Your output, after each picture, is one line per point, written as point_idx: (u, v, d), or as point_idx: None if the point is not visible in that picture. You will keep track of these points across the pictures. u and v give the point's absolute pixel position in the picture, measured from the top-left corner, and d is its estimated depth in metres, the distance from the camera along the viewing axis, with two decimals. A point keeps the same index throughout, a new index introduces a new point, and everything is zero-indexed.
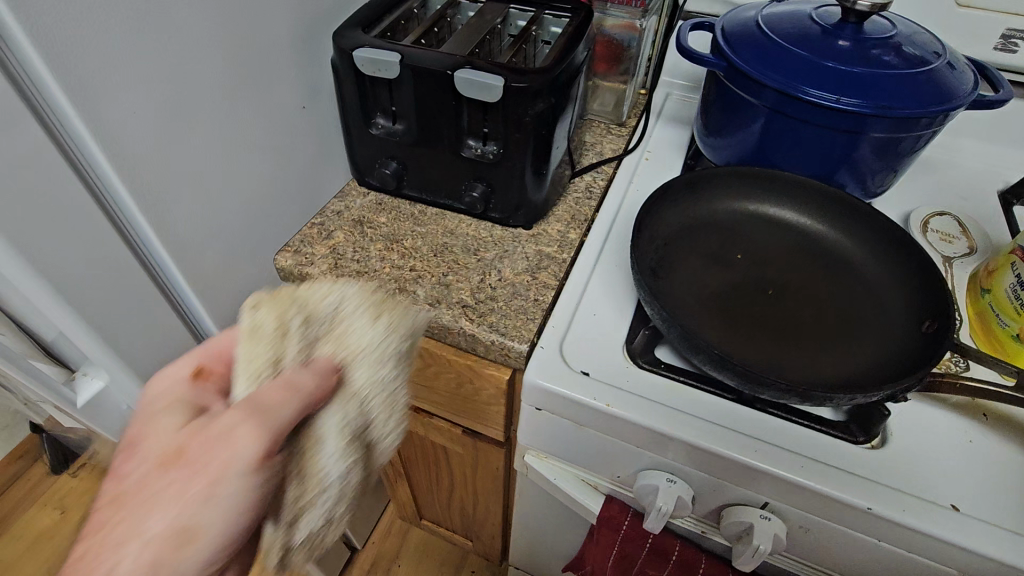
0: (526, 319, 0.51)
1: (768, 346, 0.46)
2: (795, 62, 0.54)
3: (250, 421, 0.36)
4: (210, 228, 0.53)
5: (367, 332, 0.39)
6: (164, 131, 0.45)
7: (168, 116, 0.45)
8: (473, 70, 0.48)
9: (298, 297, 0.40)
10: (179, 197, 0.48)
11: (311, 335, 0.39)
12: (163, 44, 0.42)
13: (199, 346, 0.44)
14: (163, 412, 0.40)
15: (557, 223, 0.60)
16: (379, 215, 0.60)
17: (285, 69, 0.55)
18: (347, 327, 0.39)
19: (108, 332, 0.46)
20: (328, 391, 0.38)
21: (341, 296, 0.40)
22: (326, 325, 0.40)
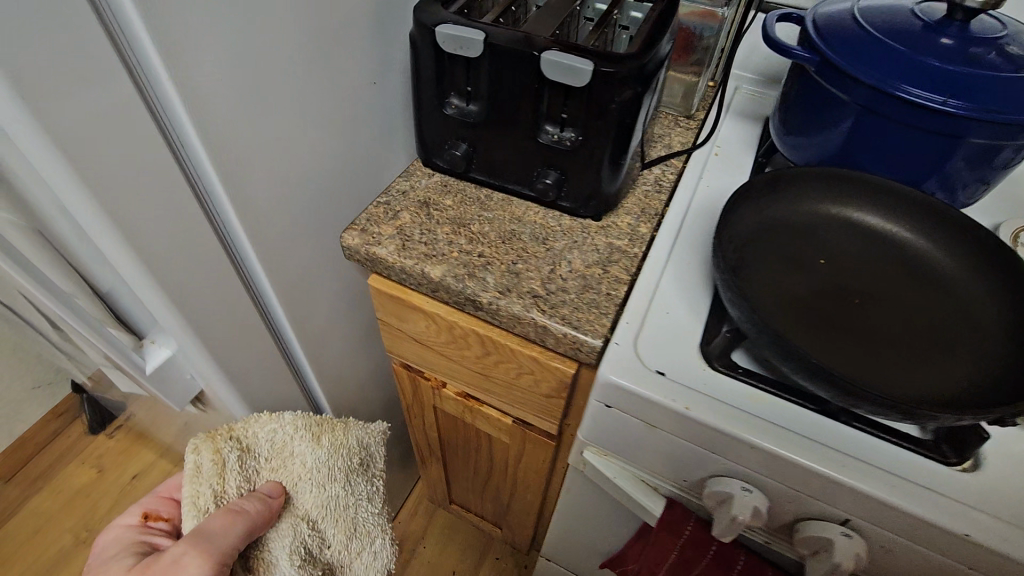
0: (599, 313, 0.50)
1: (855, 358, 0.45)
2: (896, 58, 0.51)
3: (197, 548, 0.52)
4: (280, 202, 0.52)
5: (305, 450, 0.64)
6: (246, 99, 0.44)
7: (251, 83, 0.44)
8: (563, 53, 0.46)
9: (233, 436, 0.59)
10: (253, 168, 0.47)
11: (251, 465, 0.61)
12: (253, 10, 0.41)
13: (142, 499, 0.65)
14: (116, 558, 0.57)
15: (627, 215, 0.58)
16: (445, 197, 0.59)
17: (362, 44, 0.54)
18: (289, 450, 0.63)
19: (182, 302, 0.46)
20: (266, 515, 0.58)
21: (278, 423, 0.62)
22: (267, 448, 0.62)
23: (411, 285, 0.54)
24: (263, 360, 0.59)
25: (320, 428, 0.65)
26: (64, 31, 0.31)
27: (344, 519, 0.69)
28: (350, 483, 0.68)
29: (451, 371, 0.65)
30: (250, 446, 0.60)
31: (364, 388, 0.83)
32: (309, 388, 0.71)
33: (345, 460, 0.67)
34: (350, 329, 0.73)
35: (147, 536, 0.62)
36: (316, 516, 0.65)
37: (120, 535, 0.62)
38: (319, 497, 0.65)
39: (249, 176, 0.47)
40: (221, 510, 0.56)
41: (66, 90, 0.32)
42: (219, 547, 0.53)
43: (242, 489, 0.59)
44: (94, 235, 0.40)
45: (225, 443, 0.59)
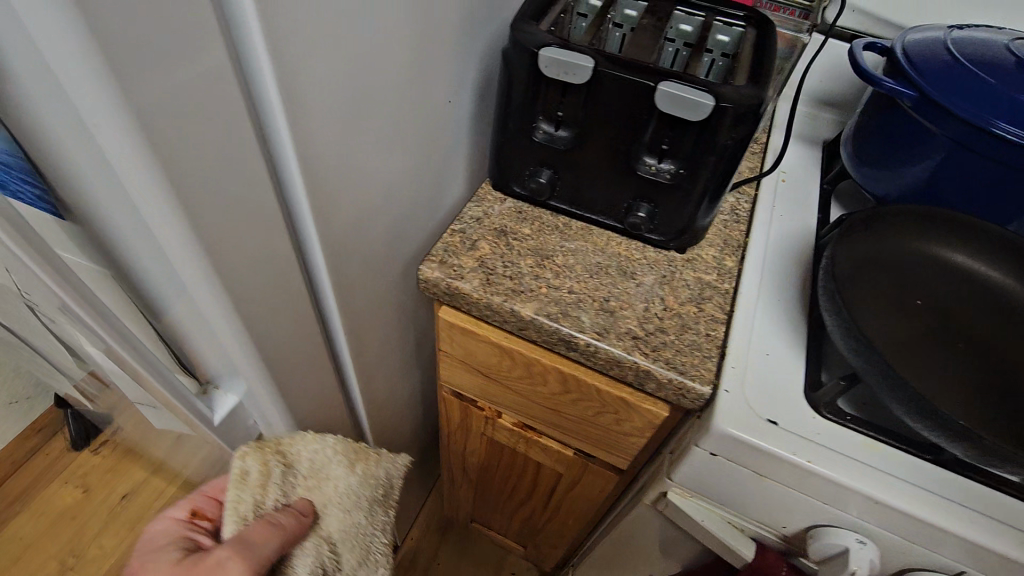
0: (702, 356, 0.48)
1: (977, 406, 0.44)
2: (996, 94, 0.50)
3: (235, 556, 0.44)
4: (360, 234, 0.48)
5: (341, 474, 0.52)
6: (348, 132, 0.39)
7: (354, 115, 0.39)
8: (681, 83, 0.43)
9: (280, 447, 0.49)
10: (344, 204, 0.43)
11: (286, 481, 0.50)
12: (366, 37, 0.36)
13: (193, 492, 0.56)
14: (161, 549, 0.49)
15: (711, 247, 0.56)
16: (522, 225, 0.55)
17: (448, 62, 0.50)
18: (326, 471, 0.52)
19: (266, 351, 0.41)
20: (297, 535, 0.48)
21: (321, 444, 0.51)
22: (306, 467, 0.51)
23: (495, 321, 0.51)
24: (324, 398, 0.54)
25: (357, 455, 0.54)
26: (201, 78, 0.26)
27: (363, 550, 0.55)
28: (377, 514, 0.55)
29: (515, 404, 0.62)
30: (291, 461, 0.50)
31: (402, 413, 0.79)
32: (356, 422, 0.66)
33: (376, 490, 0.56)
34: (400, 357, 0.69)
35: (192, 536, 0.52)
36: (340, 548, 0.53)
37: (163, 530, 0.53)
38: (346, 525, 0.53)
39: (342, 211, 0.43)
40: (256, 521, 0.47)
41: (195, 140, 0.28)
42: (254, 559, 0.44)
43: (278, 504, 0.49)
44: (188, 291, 0.35)
45: (272, 456, 0.49)
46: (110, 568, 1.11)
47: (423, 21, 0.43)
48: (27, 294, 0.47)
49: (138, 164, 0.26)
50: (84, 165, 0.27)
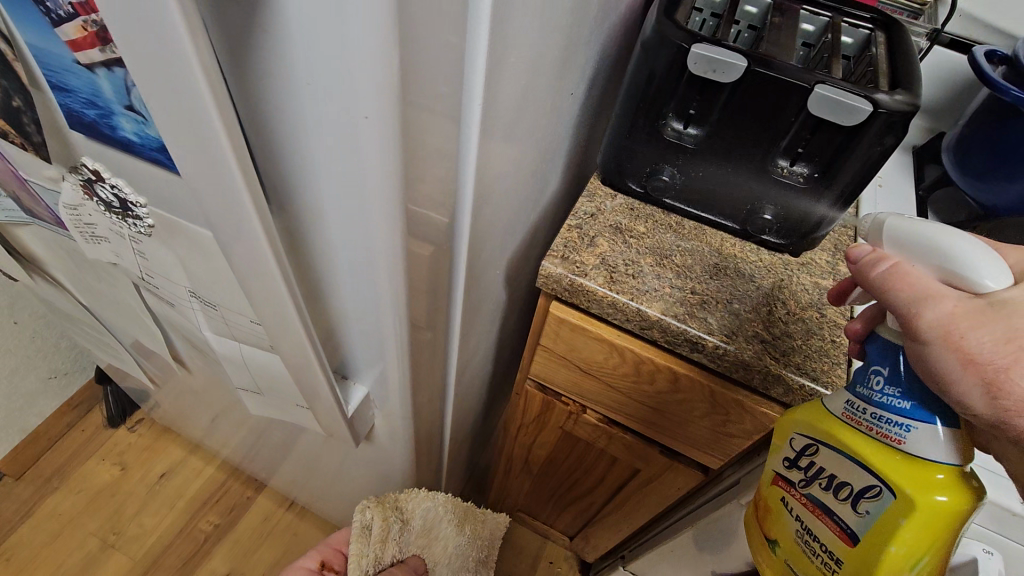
0: (832, 363, 0.47)
1: None
2: None
3: None
4: (492, 226, 0.47)
5: (448, 531, 0.87)
6: (511, 124, 0.38)
7: (517, 106, 0.38)
8: (838, 87, 0.43)
9: (402, 505, 0.79)
10: (492, 194, 0.42)
11: (407, 535, 0.82)
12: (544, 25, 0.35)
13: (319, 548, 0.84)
14: None
15: (823, 252, 0.56)
16: (637, 223, 0.55)
17: (579, 55, 0.49)
18: (437, 528, 0.86)
19: (414, 344, 0.41)
20: None
21: (432, 503, 0.83)
22: (422, 523, 0.83)
23: (615, 320, 0.50)
24: (432, 389, 0.54)
25: (464, 517, 0.90)
26: (448, 64, 0.26)
27: None
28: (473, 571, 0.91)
29: (609, 401, 0.61)
30: (410, 518, 0.80)
31: (471, 407, 0.78)
32: (444, 414, 0.66)
33: (477, 543, 0.93)
34: (487, 351, 0.68)
35: None
36: None
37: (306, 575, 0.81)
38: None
39: (489, 199, 0.41)
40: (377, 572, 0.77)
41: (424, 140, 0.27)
42: None
43: (396, 557, 0.81)
44: (368, 277, 0.34)
45: (392, 511, 0.78)
46: (151, 547, 1.10)
47: (578, 9, 0.42)
48: (148, 273, 0.46)
49: (386, 152, 0.25)
50: (323, 148, 0.26)
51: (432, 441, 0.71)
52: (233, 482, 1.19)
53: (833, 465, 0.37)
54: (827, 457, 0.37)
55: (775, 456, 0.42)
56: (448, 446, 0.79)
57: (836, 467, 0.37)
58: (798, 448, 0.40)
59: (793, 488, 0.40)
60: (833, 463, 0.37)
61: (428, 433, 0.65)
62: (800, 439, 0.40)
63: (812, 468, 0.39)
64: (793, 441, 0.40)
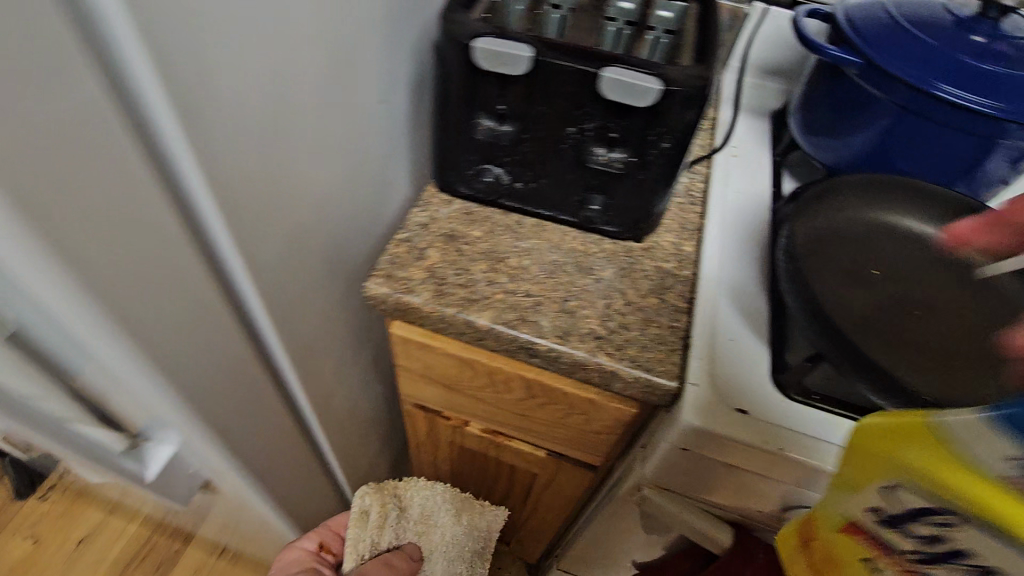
0: (667, 351, 0.46)
1: (936, 377, 0.43)
2: (934, 56, 0.50)
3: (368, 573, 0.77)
4: (299, 261, 0.43)
5: (446, 522, 0.82)
6: (269, 147, 0.33)
7: (272, 126, 0.33)
8: (628, 68, 0.41)
9: (397, 493, 0.81)
10: (272, 229, 0.36)
11: (405, 522, 0.82)
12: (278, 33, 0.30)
13: (316, 531, 0.76)
14: None
15: (668, 233, 0.55)
16: (472, 228, 0.52)
17: (372, 63, 0.45)
18: (436, 519, 0.82)
19: (202, 409, 0.36)
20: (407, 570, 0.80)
21: (431, 492, 0.81)
22: (418, 511, 0.82)
23: (452, 334, 0.48)
24: (276, 437, 0.50)
25: (464, 508, 0.82)
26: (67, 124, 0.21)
27: None
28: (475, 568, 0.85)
29: (481, 412, 0.59)
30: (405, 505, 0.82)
31: (366, 432, 0.75)
32: (321, 449, 0.63)
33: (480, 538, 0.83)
34: (362, 377, 0.65)
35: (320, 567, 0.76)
36: None
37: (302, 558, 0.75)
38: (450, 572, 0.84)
39: (284, 236, 0.39)
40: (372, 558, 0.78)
41: (77, 208, 0.22)
42: None
43: (394, 541, 0.82)
44: (95, 358, 0.29)
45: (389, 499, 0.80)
46: None
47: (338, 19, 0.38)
48: None
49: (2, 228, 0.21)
50: None
51: (321, 477, 0.67)
52: (159, 538, 1.13)
53: (987, 548, 0.25)
54: (972, 536, 0.25)
55: (868, 486, 0.30)
56: (352, 477, 0.75)
57: (997, 556, 0.25)
58: (913, 506, 0.27)
59: (905, 542, 0.29)
60: (992, 551, 0.25)
61: (306, 472, 0.62)
62: (913, 493, 0.27)
63: (939, 540, 0.27)
64: (901, 488, 0.28)
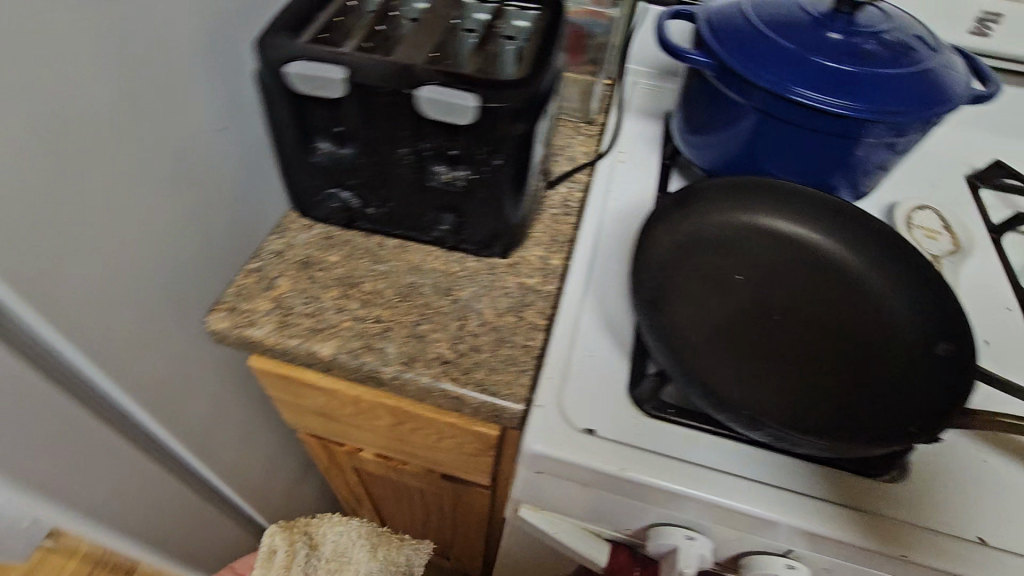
0: (517, 372, 0.45)
1: (782, 388, 0.42)
2: (787, 57, 0.49)
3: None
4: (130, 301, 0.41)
5: (361, 557, 0.84)
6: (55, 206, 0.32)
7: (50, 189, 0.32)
8: (444, 87, 0.39)
9: (308, 529, 0.81)
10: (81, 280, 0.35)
11: (314, 561, 0.82)
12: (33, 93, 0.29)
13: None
14: None
15: (536, 247, 0.53)
16: (329, 253, 0.51)
17: (212, 96, 0.44)
18: (348, 555, 0.84)
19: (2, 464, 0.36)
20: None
21: (344, 528, 0.84)
22: (329, 549, 0.83)
23: (300, 365, 0.47)
24: (132, 479, 0.49)
25: (379, 540, 0.86)
26: None
27: None
28: None
29: (364, 437, 0.58)
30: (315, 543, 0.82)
31: (273, 459, 0.73)
32: (208, 481, 0.61)
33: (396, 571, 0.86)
34: (253, 407, 0.63)
35: None
36: None
37: None
38: None
39: (105, 279, 0.37)
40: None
41: None
42: None
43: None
44: None
45: (299, 535, 0.79)
46: None
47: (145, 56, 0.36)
48: None
49: None
50: None
51: (216, 510, 0.65)
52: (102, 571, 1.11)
53: None
54: None
55: None
56: (262, 507, 0.74)
57: None
58: None
59: None
60: None
61: (191, 507, 0.60)
62: None
63: None
64: None
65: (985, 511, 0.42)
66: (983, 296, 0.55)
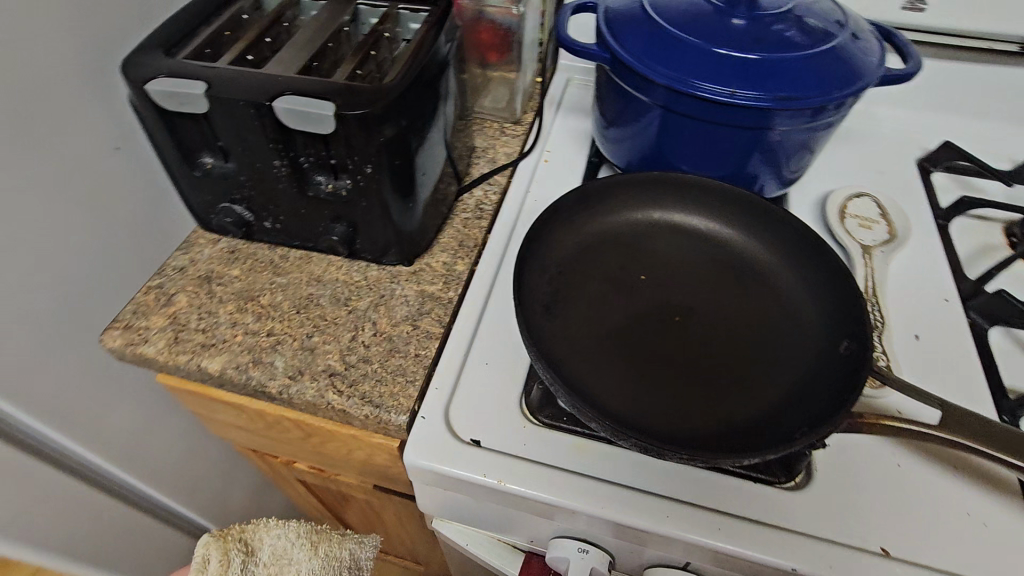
0: (406, 382, 0.44)
1: (670, 394, 0.40)
2: (682, 49, 0.47)
3: None
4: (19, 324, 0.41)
5: (303, 559, 0.77)
6: None
7: None
8: (298, 97, 0.39)
9: (241, 537, 0.73)
10: None
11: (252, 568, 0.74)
12: None
13: None
14: None
15: (442, 253, 0.53)
16: (230, 267, 0.51)
17: (94, 116, 0.44)
18: (289, 558, 0.77)
19: None
20: None
21: (282, 530, 0.77)
22: (267, 554, 0.76)
23: (195, 380, 0.47)
24: (50, 499, 0.49)
25: (319, 538, 0.80)
26: None
27: None
28: None
29: (288, 450, 0.58)
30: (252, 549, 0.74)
31: (224, 471, 0.74)
32: (145, 495, 0.62)
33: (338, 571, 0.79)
34: (188, 421, 0.64)
35: None
36: None
37: None
38: None
39: None
40: None
41: None
42: None
43: None
44: None
45: (233, 543, 0.72)
46: None
47: (5, 77, 0.36)
48: None
49: None
50: None
51: (162, 525, 0.66)
52: None
53: None
54: None
55: None
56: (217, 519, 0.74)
57: None
58: None
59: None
60: None
61: (132, 523, 0.61)
62: None
63: None
64: None
65: (893, 519, 0.39)
66: (921, 286, 0.51)
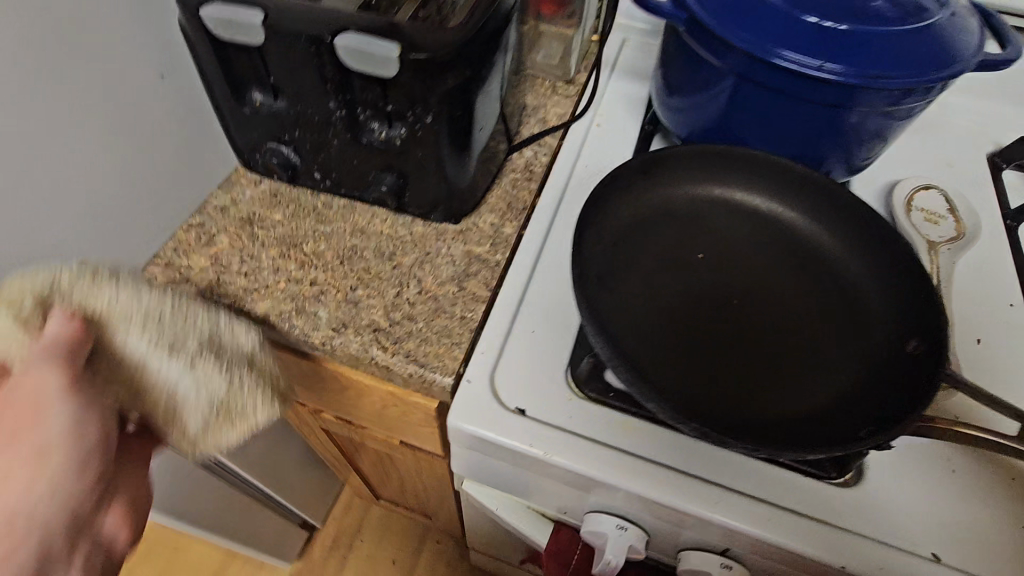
0: (451, 344, 0.43)
1: (727, 380, 0.39)
2: (767, 12, 0.44)
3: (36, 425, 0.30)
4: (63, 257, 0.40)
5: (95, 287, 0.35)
6: None
7: None
8: (360, 34, 0.37)
9: None
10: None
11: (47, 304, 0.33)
12: None
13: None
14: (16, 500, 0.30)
15: (489, 214, 0.51)
16: (274, 211, 0.49)
17: (143, 41, 0.41)
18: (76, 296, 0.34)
19: None
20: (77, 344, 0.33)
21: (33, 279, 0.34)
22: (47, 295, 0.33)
23: None
24: None
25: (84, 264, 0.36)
26: None
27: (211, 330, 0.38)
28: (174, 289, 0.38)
29: (318, 399, 0.58)
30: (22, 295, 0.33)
31: None
32: None
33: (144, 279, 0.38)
34: None
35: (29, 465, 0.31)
36: (164, 320, 0.36)
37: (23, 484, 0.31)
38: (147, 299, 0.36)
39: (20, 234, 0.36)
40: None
41: None
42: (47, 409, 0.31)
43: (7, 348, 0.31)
44: None
45: None
46: None
47: None
48: None
49: None
50: None
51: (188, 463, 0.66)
52: None
53: None
54: None
55: None
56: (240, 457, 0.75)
57: None
58: None
59: None
60: None
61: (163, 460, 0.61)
62: None
63: None
64: None
65: (946, 526, 0.38)
66: (988, 289, 0.49)
